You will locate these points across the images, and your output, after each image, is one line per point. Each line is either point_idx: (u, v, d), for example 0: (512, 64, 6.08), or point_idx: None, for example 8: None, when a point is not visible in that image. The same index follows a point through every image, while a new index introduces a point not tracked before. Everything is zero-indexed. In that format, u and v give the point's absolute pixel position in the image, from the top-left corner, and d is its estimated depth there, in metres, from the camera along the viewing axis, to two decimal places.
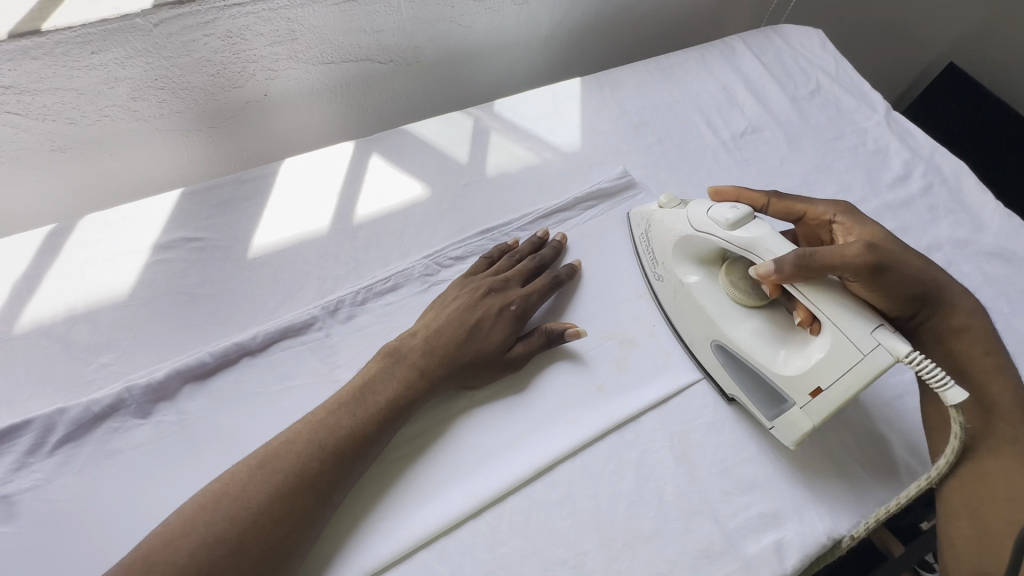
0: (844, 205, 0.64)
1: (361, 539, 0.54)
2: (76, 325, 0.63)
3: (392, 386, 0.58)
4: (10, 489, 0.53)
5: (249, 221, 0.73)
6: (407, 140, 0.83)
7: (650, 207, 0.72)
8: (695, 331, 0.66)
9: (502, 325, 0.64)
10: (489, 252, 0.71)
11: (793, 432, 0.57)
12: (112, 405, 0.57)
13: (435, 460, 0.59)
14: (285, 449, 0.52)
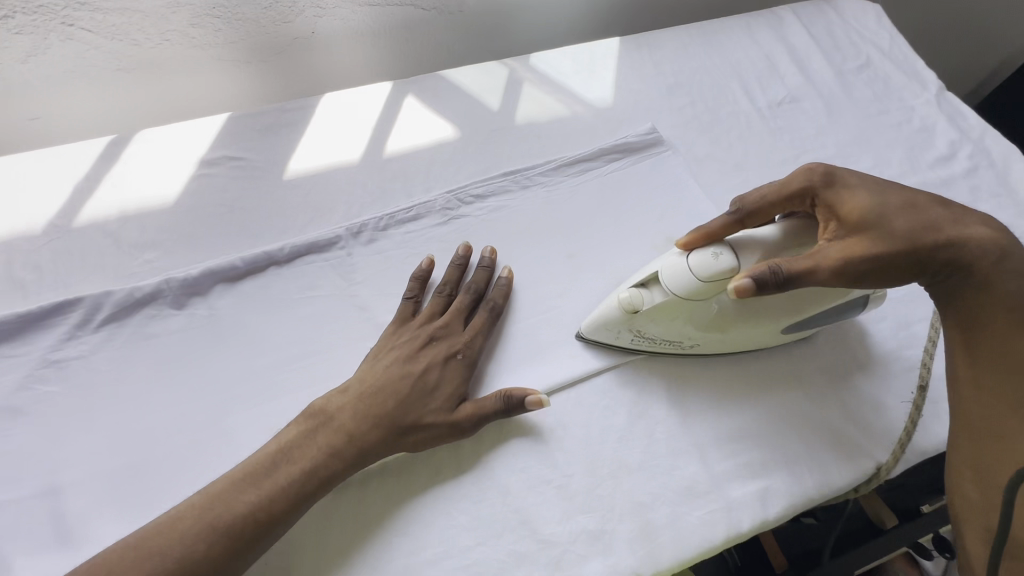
0: (820, 176, 0.55)
1: None
2: (127, 224, 0.69)
3: (313, 455, 0.53)
4: (61, 355, 0.59)
5: (287, 147, 0.77)
6: (443, 84, 0.85)
7: (613, 315, 0.60)
8: (758, 340, 0.62)
9: (447, 378, 0.59)
10: (407, 292, 0.64)
11: (875, 301, 0.62)
12: (153, 294, 0.62)
13: (359, 538, 0.54)
14: (171, 526, 0.48)
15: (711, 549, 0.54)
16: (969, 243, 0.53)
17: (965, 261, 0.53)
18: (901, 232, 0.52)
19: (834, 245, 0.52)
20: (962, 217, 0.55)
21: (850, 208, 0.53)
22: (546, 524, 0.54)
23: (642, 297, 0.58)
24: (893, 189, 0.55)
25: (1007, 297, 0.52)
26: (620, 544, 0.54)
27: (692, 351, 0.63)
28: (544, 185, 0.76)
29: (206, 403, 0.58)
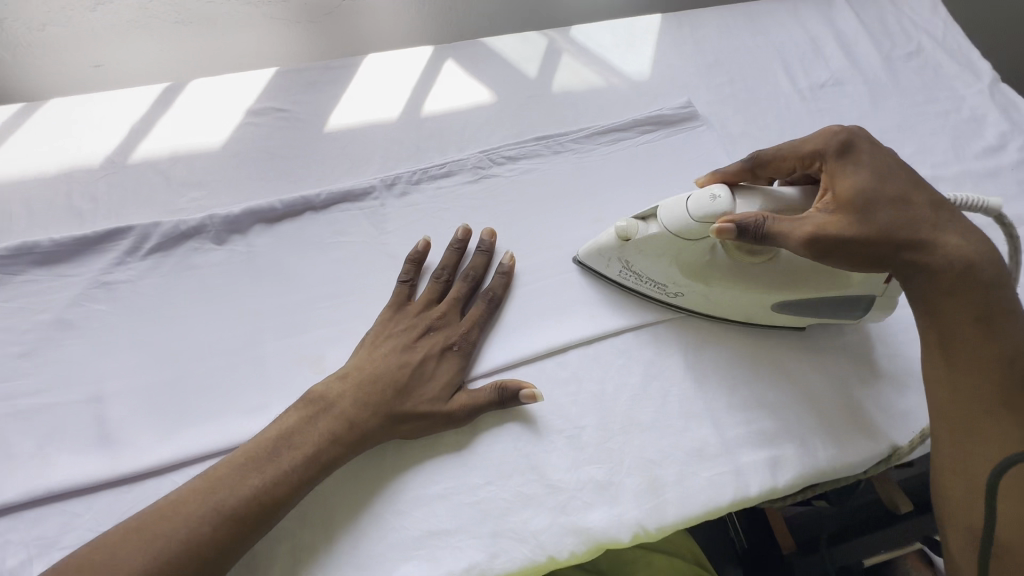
0: (835, 143, 0.55)
1: None
2: (176, 164, 0.72)
3: (313, 440, 0.53)
4: (112, 278, 0.63)
5: (328, 102, 0.79)
6: (483, 51, 0.86)
7: (608, 241, 0.62)
8: (742, 311, 0.62)
9: (443, 368, 0.58)
10: (404, 274, 0.63)
11: (880, 312, 0.60)
12: (196, 229, 0.66)
13: (362, 524, 0.53)
14: (172, 512, 0.48)
15: (716, 509, 0.55)
16: (944, 247, 0.50)
17: (933, 263, 0.50)
18: (877, 219, 0.50)
19: (818, 217, 0.51)
20: (950, 221, 0.51)
21: (847, 179, 0.52)
22: (554, 472, 0.56)
23: (637, 227, 0.59)
24: (900, 174, 0.53)
25: (983, 303, 0.50)
26: (626, 497, 0.55)
27: (675, 300, 0.64)
28: (576, 152, 0.76)
29: (239, 331, 0.61)
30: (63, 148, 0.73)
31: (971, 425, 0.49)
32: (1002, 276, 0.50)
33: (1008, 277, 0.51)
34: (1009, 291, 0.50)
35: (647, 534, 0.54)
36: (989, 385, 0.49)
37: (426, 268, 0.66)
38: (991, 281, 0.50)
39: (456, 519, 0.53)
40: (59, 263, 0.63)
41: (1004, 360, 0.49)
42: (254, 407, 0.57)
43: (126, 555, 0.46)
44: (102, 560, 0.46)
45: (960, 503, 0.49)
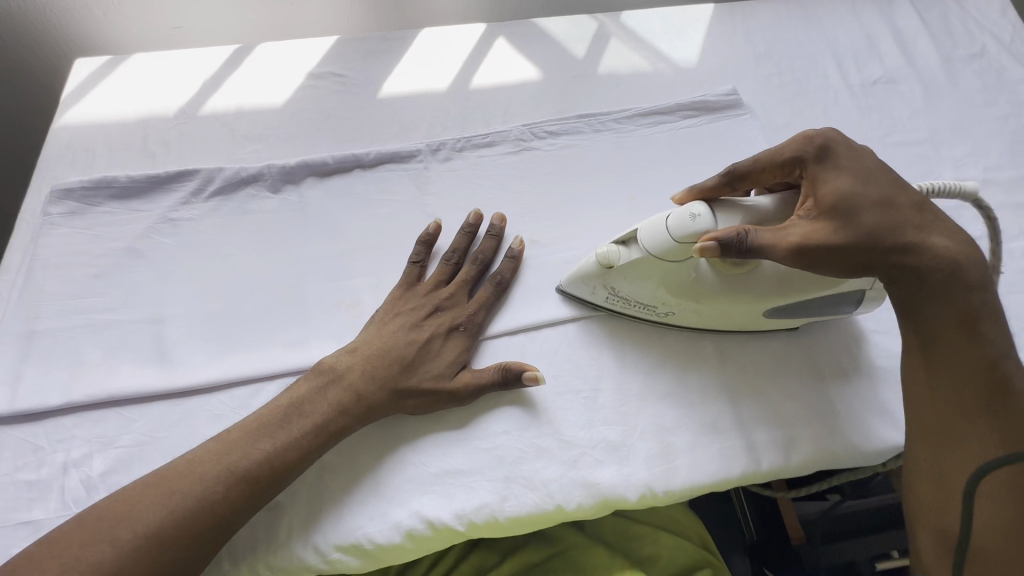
0: (815, 147, 0.55)
1: (297, 542, 0.53)
2: (241, 118, 0.78)
3: (323, 409, 0.55)
4: (177, 215, 0.69)
5: (383, 71, 0.83)
6: (533, 30, 0.89)
7: (589, 268, 0.60)
8: (737, 322, 0.61)
9: (448, 348, 0.60)
10: (413, 256, 0.65)
11: (870, 304, 0.60)
12: (254, 177, 0.71)
13: (370, 480, 0.55)
14: (188, 471, 0.50)
15: (725, 480, 0.56)
16: (927, 251, 0.51)
17: (917, 268, 0.51)
18: (863, 225, 0.51)
19: (801, 225, 0.52)
20: (933, 222, 0.53)
21: (828, 187, 0.52)
22: (568, 429, 0.58)
23: (619, 253, 0.58)
24: (880, 176, 0.53)
25: (961, 308, 0.51)
26: (637, 459, 0.57)
27: (666, 320, 0.62)
28: (616, 131, 0.78)
29: (285, 273, 0.66)
30: (141, 98, 0.80)
31: (945, 427, 0.51)
32: (982, 279, 0.51)
33: (987, 279, 0.52)
34: (989, 294, 0.51)
35: (654, 496, 0.56)
36: (966, 392, 0.50)
37: (436, 251, 0.67)
38: (972, 283, 0.51)
39: (471, 462, 0.56)
40: (133, 198, 0.69)
41: (983, 367, 0.49)
42: (294, 341, 0.62)
43: (144, 512, 0.47)
44: (121, 514, 0.48)
45: (935, 506, 0.51)
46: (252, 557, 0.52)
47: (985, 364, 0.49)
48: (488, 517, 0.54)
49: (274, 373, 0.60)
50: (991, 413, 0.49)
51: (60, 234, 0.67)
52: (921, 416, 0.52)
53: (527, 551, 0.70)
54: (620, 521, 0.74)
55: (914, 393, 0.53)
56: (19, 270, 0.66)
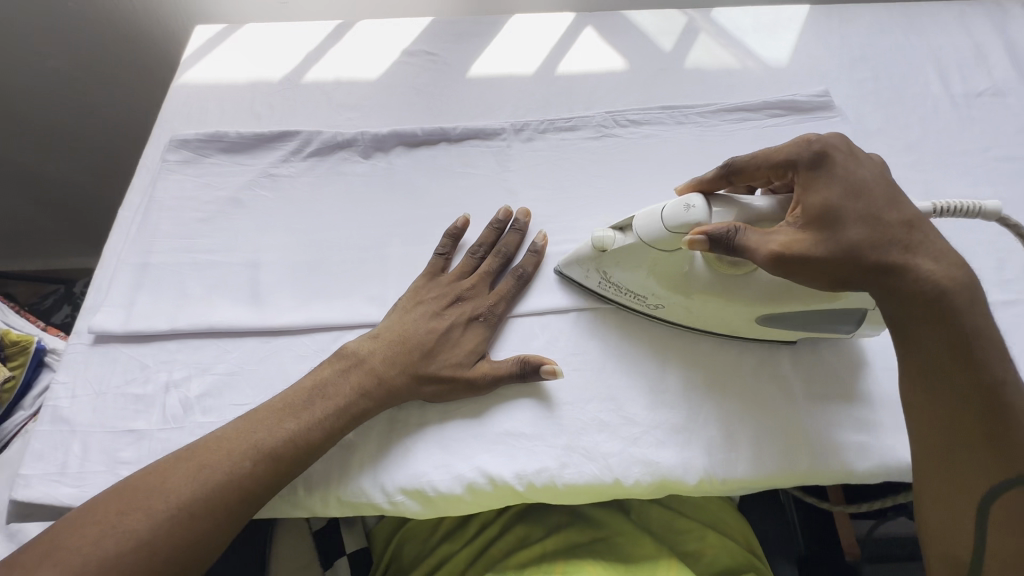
0: (810, 152, 0.52)
1: (356, 479, 0.56)
2: (339, 88, 0.83)
3: (344, 393, 0.56)
4: (278, 171, 0.74)
5: (474, 52, 0.86)
6: (622, 22, 0.90)
7: (585, 251, 0.61)
8: (736, 327, 0.61)
9: (468, 337, 0.61)
10: (440, 248, 0.66)
11: (875, 325, 0.58)
12: (348, 141, 0.75)
13: (424, 439, 0.58)
14: (215, 448, 0.52)
15: (789, 475, 0.56)
16: (914, 273, 0.47)
17: (898, 292, 0.48)
18: (847, 240, 0.48)
19: (788, 233, 0.50)
20: (926, 242, 0.49)
21: (816, 196, 0.50)
22: (635, 407, 0.59)
23: (614, 239, 0.59)
24: (874, 190, 0.50)
25: (947, 332, 0.47)
26: (699, 442, 0.57)
27: (657, 313, 0.62)
28: (699, 125, 0.78)
29: (370, 232, 0.69)
30: (248, 66, 0.86)
31: (944, 453, 0.48)
32: (976, 310, 0.47)
33: (980, 304, 0.47)
34: (981, 319, 0.47)
35: (712, 482, 0.56)
36: (961, 419, 0.47)
37: (463, 244, 0.68)
38: (961, 310, 0.47)
39: (540, 429, 0.58)
40: (241, 153, 0.75)
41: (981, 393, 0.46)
42: (374, 295, 0.65)
43: (176, 487, 0.49)
44: (153, 486, 0.49)
45: (939, 531, 0.49)
46: (323, 489, 0.56)
47: (982, 389, 0.46)
48: (548, 481, 0.56)
49: (354, 322, 0.64)
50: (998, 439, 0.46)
51: (174, 178, 0.73)
52: (920, 440, 0.49)
53: (572, 532, 0.70)
54: (665, 515, 0.73)
55: (909, 415, 0.50)
56: (138, 207, 0.72)
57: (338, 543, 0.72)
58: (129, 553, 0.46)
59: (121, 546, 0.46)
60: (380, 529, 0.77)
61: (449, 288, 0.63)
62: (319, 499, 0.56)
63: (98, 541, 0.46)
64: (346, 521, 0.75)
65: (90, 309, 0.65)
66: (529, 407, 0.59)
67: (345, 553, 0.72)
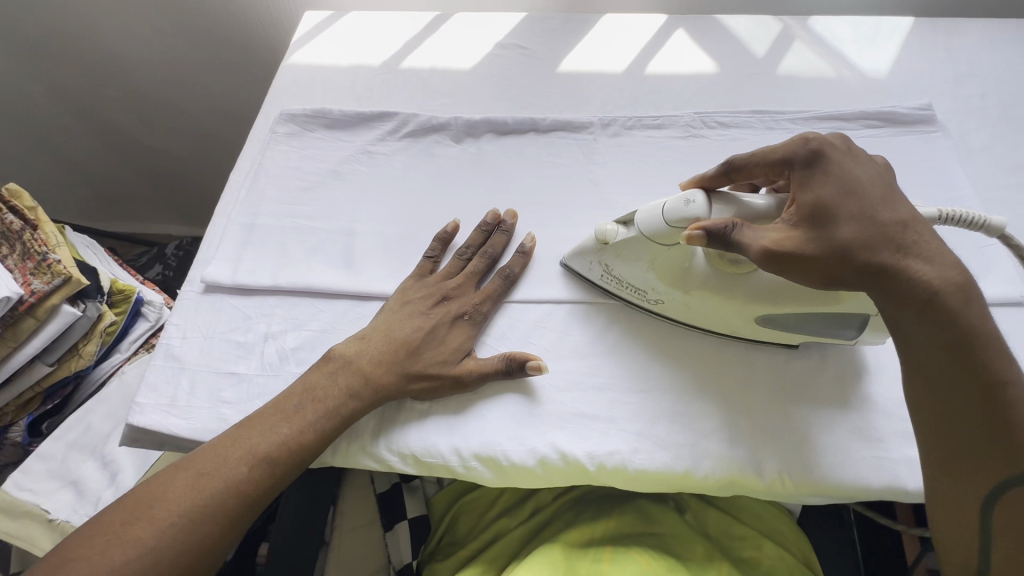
0: (805, 151, 0.52)
1: (408, 436, 0.59)
2: (435, 75, 0.87)
3: (334, 395, 0.58)
4: (375, 148, 0.78)
5: (565, 48, 0.89)
6: (715, 25, 0.90)
7: (588, 244, 0.63)
8: (732, 325, 0.61)
9: (453, 335, 0.62)
10: (429, 251, 0.68)
11: (877, 331, 0.58)
12: (442, 125, 0.79)
13: (491, 409, 0.60)
14: (213, 457, 0.53)
15: (868, 489, 0.55)
16: (910, 272, 0.46)
17: (893, 292, 0.46)
18: (840, 238, 0.48)
19: (778, 228, 0.50)
20: (923, 239, 0.47)
21: (809, 194, 0.50)
22: (715, 404, 0.59)
23: (615, 232, 0.60)
24: (868, 189, 0.50)
25: (949, 333, 0.45)
26: (777, 444, 0.57)
27: (655, 309, 0.63)
28: (789, 131, 0.77)
29: (457, 212, 0.72)
30: (350, 52, 0.91)
31: (949, 461, 0.46)
32: (976, 307, 0.45)
33: (979, 301, 0.46)
34: (982, 317, 0.45)
35: (786, 484, 0.56)
36: (964, 414, 0.45)
37: (453, 247, 0.70)
38: (960, 307, 0.45)
39: (620, 413, 0.59)
40: (342, 130, 0.80)
41: (979, 385, 0.44)
42: None
43: (177, 494, 0.51)
44: (155, 495, 0.51)
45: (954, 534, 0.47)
46: (400, 445, 0.59)
47: (981, 385, 0.44)
48: (619, 464, 0.57)
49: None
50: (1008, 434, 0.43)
51: (281, 149, 0.78)
52: (928, 446, 0.47)
53: (621, 522, 0.70)
54: (722, 518, 0.72)
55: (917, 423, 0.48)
56: (247, 173, 0.78)
57: (401, 506, 0.75)
58: (137, 560, 0.47)
59: (130, 554, 0.47)
60: (439, 499, 0.79)
61: (438, 288, 0.65)
62: (392, 453, 0.59)
63: (105, 553, 0.47)
64: (408, 486, 0.78)
65: (202, 261, 0.71)
66: (601, 391, 0.61)
67: (407, 516, 0.75)
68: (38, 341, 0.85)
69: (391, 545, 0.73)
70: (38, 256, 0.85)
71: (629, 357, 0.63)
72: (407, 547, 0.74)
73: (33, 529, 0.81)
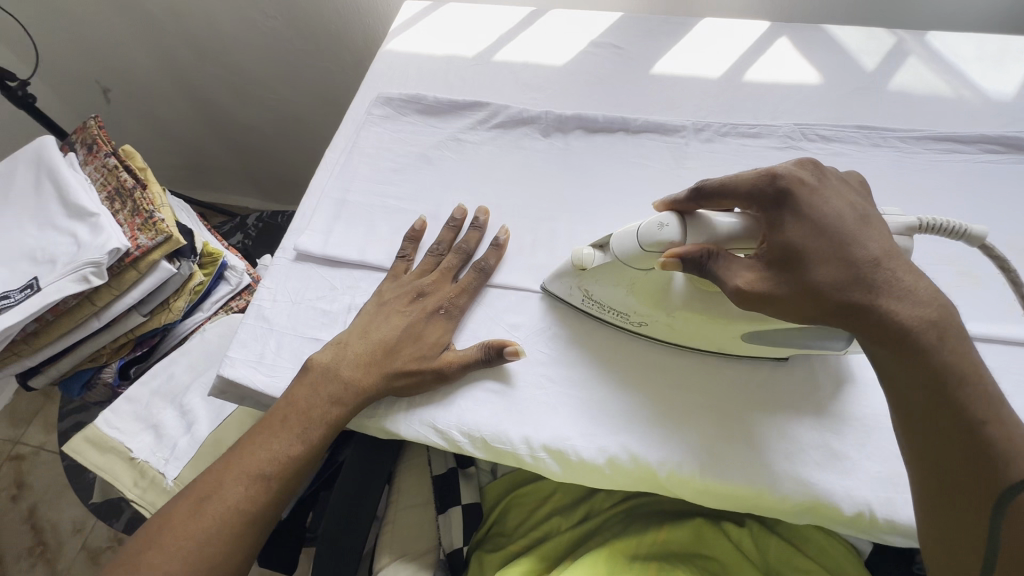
0: (769, 188, 0.50)
1: (474, 419, 0.60)
2: (528, 69, 0.87)
3: (318, 405, 0.59)
4: (465, 137, 0.80)
5: (660, 50, 0.87)
6: (821, 35, 0.86)
7: (566, 269, 0.61)
8: (715, 344, 0.60)
9: (431, 330, 0.63)
10: (400, 251, 0.69)
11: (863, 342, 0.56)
12: (532, 118, 0.79)
13: (565, 407, 0.60)
14: (213, 482, 0.57)
15: None
16: (887, 314, 0.44)
17: (869, 332, 0.45)
18: (812, 281, 0.46)
19: (748, 268, 0.49)
20: (900, 274, 0.45)
21: (781, 237, 0.48)
22: (773, 451, 0.56)
23: (592, 257, 0.58)
24: (841, 227, 0.47)
25: (927, 366, 0.44)
26: (861, 477, 0.54)
27: (641, 330, 0.62)
28: (897, 149, 0.72)
29: (540, 206, 0.73)
30: (445, 42, 0.93)
31: (942, 492, 0.44)
32: (954, 345, 0.44)
33: (960, 335, 0.44)
34: (962, 349, 0.44)
35: (872, 520, 0.53)
36: (945, 453, 0.43)
37: (422, 246, 0.71)
38: (936, 342, 0.43)
39: (681, 439, 0.57)
40: (433, 116, 0.82)
41: (962, 421, 0.43)
42: (539, 265, 0.69)
43: (181, 522, 0.54)
44: (164, 526, 0.54)
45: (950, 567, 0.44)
46: (470, 425, 0.59)
47: (964, 423, 0.43)
48: (687, 474, 0.56)
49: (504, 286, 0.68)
50: (996, 471, 0.41)
51: (375, 130, 0.81)
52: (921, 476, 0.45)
53: (672, 536, 0.68)
54: (786, 548, 0.67)
55: (909, 457, 0.46)
56: (342, 151, 0.81)
57: (455, 491, 0.74)
58: None
59: None
60: (493, 487, 0.79)
61: (411, 286, 0.66)
62: (462, 433, 0.59)
63: None
64: (464, 473, 0.78)
65: (295, 231, 0.75)
66: (680, 403, 0.59)
67: (461, 502, 0.74)
68: (137, 292, 0.92)
69: (443, 527, 0.72)
70: (146, 214, 0.91)
71: (706, 370, 0.61)
72: (459, 530, 0.72)
73: (116, 463, 0.88)
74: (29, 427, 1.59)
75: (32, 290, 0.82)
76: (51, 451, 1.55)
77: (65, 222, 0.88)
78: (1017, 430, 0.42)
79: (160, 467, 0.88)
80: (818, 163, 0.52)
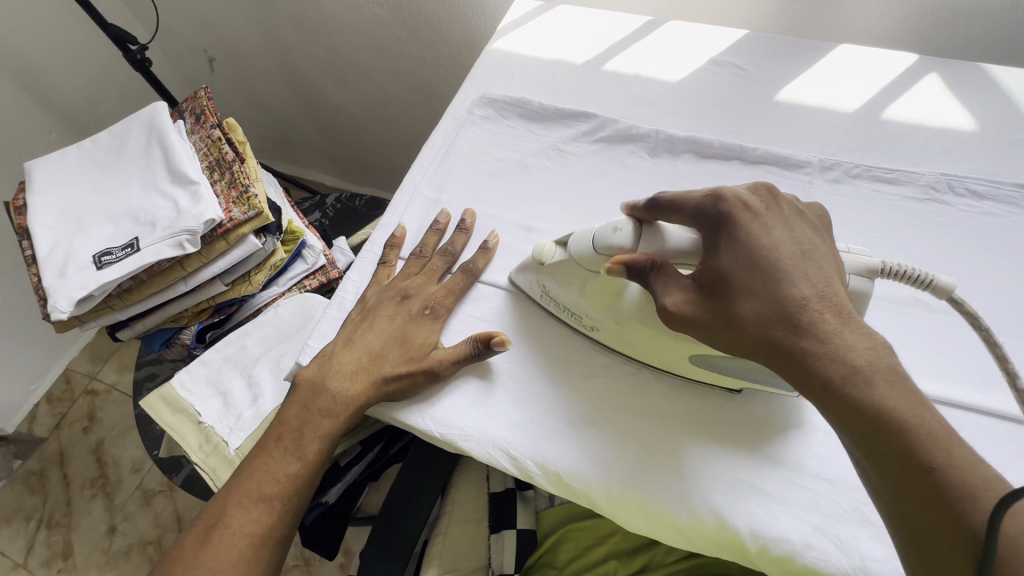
0: (711, 214, 0.49)
1: (529, 460, 0.56)
2: (639, 82, 0.83)
3: (315, 419, 0.59)
4: (564, 146, 0.76)
5: (787, 75, 0.80)
6: (979, 74, 0.76)
7: (529, 259, 0.63)
8: (667, 363, 0.58)
9: (418, 331, 0.62)
10: (381, 258, 0.69)
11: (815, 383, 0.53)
12: (641, 136, 0.75)
13: (622, 467, 0.55)
14: (224, 510, 0.57)
15: None
16: (808, 353, 0.43)
17: (794, 375, 0.43)
18: (738, 315, 0.46)
19: (681, 288, 0.48)
20: (826, 316, 0.44)
21: (710, 265, 0.48)
22: (875, 545, 0.50)
23: (552, 252, 0.60)
24: (776, 262, 0.47)
25: (867, 413, 0.40)
26: None
27: (593, 335, 0.61)
28: None
29: None
30: (554, 45, 0.90)
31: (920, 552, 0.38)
32: (888, 389, 0.40)
33: (896, 378, 0.41)
34: (899, 390, 0.40)
35: None
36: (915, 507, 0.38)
37: (406, 248, 0.71)
38: (869, 384, 0.41)
39: (764, 514, 0.51)
40: (534, 122, 0.79)
41: (906, 474, 0.39)
42: None
43: (194, 553, 0.55)
44: (179, 557, 0.56)
45: None
46: (546, 459, 0.55)
47: (908, 471, 0.39)
48: (787, 553, 0.50)
49: (520, 293, 0.66)
50: (955, 524, 0.36)
51: (474, 130, 0.79)
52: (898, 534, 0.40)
53: None
54: None
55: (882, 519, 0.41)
56: (439, 148, 0.79)
57: (511, 514, 0.71)
58: None
59: None
60: (550, 515, 0.75)
61: (399, 292, 0.65)
62: (536, 464, 0.55)
63: None
64: (523, 496, 0.75)
65: (385, 225, 0.73)
66: (756, 474, 0.54)
67: (516, 526, 0.71)
68: (224, 262, 0.94)
69: (494, 551, 0.69)
70: (241, 188, 0.93)
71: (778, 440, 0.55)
72: (511, 559, 0.69)
73: (185, 425, 0.92)
74: (105, 365, 1.69)
75: (132, 249, 0.86)
76: (122, 391, 1.65)
77: (168, 187, 0.91)
78: (970, 471, 0.37)
79: (224, 435, 0.90)
80: (775, 190, 0.51)
